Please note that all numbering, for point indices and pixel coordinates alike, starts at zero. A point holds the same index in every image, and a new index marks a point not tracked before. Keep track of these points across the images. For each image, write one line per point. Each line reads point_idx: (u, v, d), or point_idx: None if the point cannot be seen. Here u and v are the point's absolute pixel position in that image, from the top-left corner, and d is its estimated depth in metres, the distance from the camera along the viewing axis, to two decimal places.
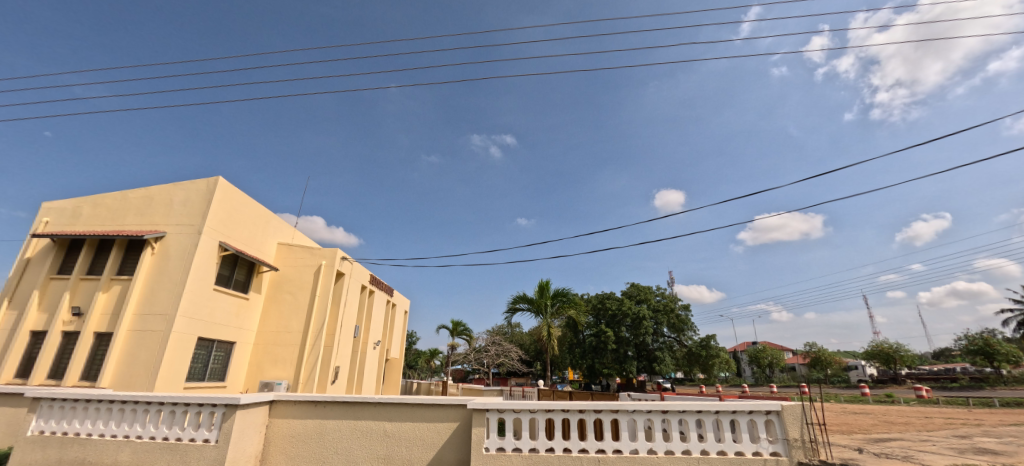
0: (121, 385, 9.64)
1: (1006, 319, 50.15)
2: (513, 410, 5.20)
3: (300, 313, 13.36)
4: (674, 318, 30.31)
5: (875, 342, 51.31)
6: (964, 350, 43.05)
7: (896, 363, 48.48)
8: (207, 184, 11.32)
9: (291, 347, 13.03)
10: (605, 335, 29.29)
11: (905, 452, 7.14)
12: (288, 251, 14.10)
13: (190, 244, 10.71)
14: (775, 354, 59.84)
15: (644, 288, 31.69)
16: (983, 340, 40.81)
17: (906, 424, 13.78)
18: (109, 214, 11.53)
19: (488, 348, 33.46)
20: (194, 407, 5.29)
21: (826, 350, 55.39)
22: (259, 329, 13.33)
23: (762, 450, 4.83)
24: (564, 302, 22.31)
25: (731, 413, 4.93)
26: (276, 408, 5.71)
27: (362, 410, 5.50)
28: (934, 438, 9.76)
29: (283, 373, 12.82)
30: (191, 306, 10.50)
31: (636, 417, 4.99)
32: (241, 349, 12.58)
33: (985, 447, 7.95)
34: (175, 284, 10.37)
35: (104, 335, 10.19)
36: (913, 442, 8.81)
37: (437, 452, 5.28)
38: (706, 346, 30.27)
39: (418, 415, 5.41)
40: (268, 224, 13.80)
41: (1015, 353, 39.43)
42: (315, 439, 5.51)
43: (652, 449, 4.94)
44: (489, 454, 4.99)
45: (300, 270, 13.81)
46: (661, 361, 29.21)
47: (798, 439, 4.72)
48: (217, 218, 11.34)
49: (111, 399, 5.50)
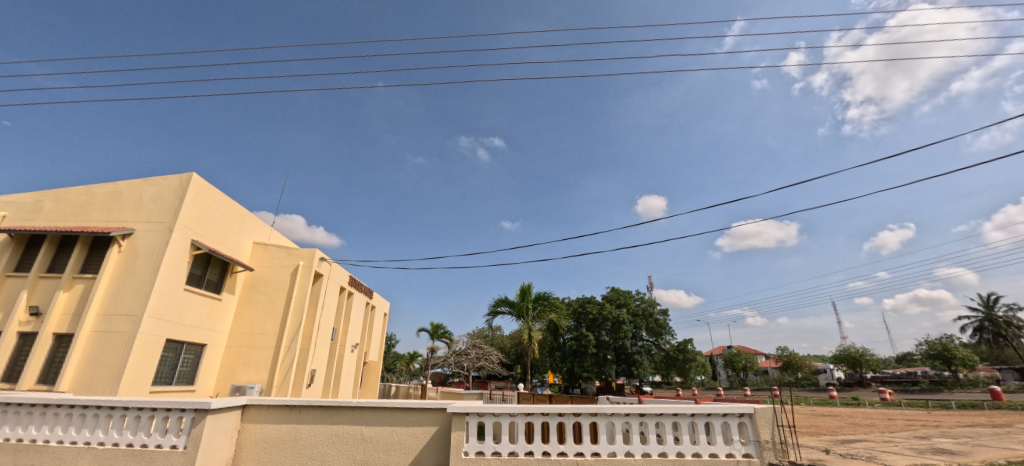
0: (81, 390, 9.19)
1: (963, 325, 52.81)
2: (493, 413, 5.19)
3: (274, 315, 13.02)
4: (653, 322, 30.82)
5: (843, 347, 53.28)
6: (925, 355, 45.19)
7: (861, 367, 50.60)
8: (180, 180, 10.94)
9: (264, 349, 12.66)
10: (585, 339, 29.50)
11: (869, 453, 7.43)
12: (264, 250, 13.72)
13: (159, 242, 10.33)
14: (749, 358, 61.32)
15: (624, 292, 32.13)
16: (941, 345, 42.92)
17: (869, 426, 14.39)
18: (73, 209, 11.02)
19: (468, 351, 33.27)
20: (162, 412, 5.09)
21: (797, 355, 57.38)
22: (232, 331, 12.92)
23: (735, 452, 4.94)
24: (545, 305, 22.35)
25: (705, 416, 5.06)
26: (248, 413, 5.55)
27: (339, 415, 5.41)
28: (895, 438, 10.17)
29: (256, 376, 12.44)
30: (159, 307, 10.11)
31: (615, 420, 5.05)
32: (212, 351, 12.18)
33: (943, 448, 8.35)
34: (142, 283, 9.98)
35: (65, 336, 9.72)
36: (876, 443, 9.17)
37: (415, 457, 5.23)
38: (683, 350, 30.67)
39: (397, 420, 5.35)
40: (243, 222, 13.39)
41: (970, 358, 41.56)
42: (289, 444, 5.37)
43: (629, 452, 4.99)
44: (468, 458, 4.95)
45: (276, 270, 13.47)
46: (640, 365, 29.63)
47: (769, 441, 4.85)
48: (190, 216, 10.98)
49: (71, 404, 5.23)
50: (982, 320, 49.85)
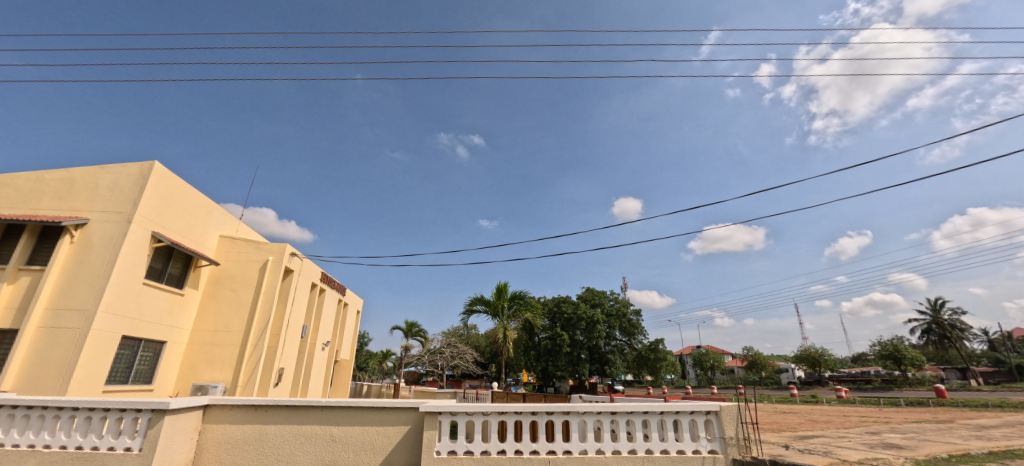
0: (26, 389, 8.62)
1: (912, 328, 56.17)
2: (466, 412, 5.17)
3: (241, 312, 12.55)
4: (626, 322, 31.41)
5: (804, 347, 55.75)
6: (878, 355, 47.82)
7: (820, 366, 53.09)
8: (140, 169, 10.39)
9: (229, 347, 12.19)
10: (560, 338, 29.76)
11: (825, 448, 7.82)
12: (231, 244, 13.20)
13: (117, 233, 9.78)
14: (717, 357, 63.27)
15: (599, 292, 32.59)
16: (893, 346, 45.50)
17: (826, 422, 15.13)
18: (20, 196, 10.31)
19: (443, 350, 33.02)
20: (116, 412, 4.83)
21: (761, 354, 59.64)
22: (194, 327, 12.38)
23: (701, 449, 5.09)
24: (520, 304, 22.43)
25: (674, 413, 5.21)
26: (210, 413, 5.33)
27: (307, 414, 5.26)
28: (849, 434, 10.73)
29: (220, 375, 11.96)
30: (115, 301, 9.58)
31: (587, 418, 5.13)
32: (172, 349, 11.64)
33: (893, 442, 8.87)
34: (97, 277, 9.43)
35: (8, 332, 9.09)
36: (832, 438, 9.66)
37: (385, 457, 5.16)
38: (654, 350, 31.38)
39: (367, 419, 5.25)
40: (208, 214, 12.83)
41: (918, 358, 44.24)
42: (254, 445, 5.20)
43: (600, 450, 5.07)
44: (441, 457, 4.91)
45: (244, 265, 12.98)
46: (613, 364, 30.15)
47: (733, 437, 5.04)
48: (151, 207, 10.45)
49: (14, 405, 4.89)
50: (930, 323, 53.08)
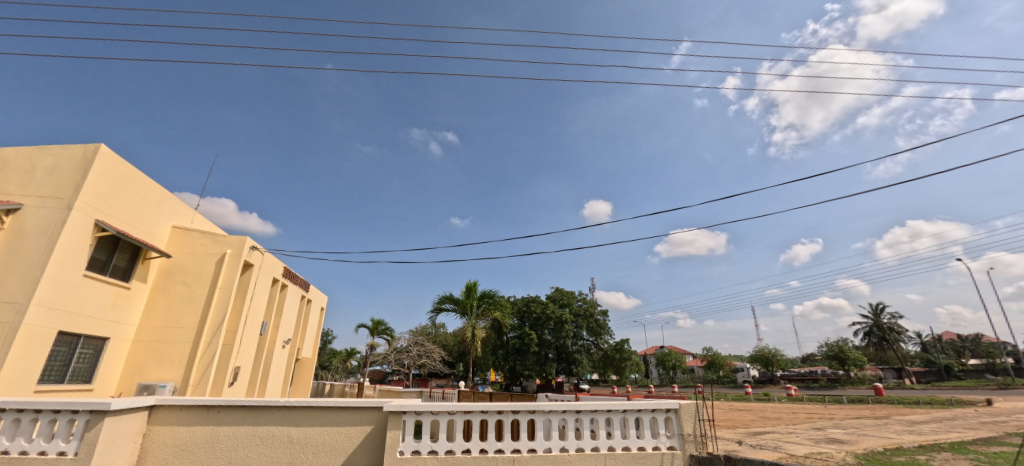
0: None
1: (855, 330, 60.18)
2: (431, 412, 5.10)
3: (194, 307, 11.89)
4: (593, 322, 32.00)
5: (759, 347, 58.59)
6: (825, 356, 50.92)
7: (773, 366, 55.97)
8: (84, 151, 9.65)
9: (180, 344, 11.52)
10: (528, 337, 29.95)
11: (775, 443, 8.26)
12: (185, 236, 12.48)
13: (55, 220, 9.05)
14: (679, 357, 65.41)
15: (568, 292, 33.02)
16: (838, 347, 48.57)
17: (776, 419, 16.01)
18: None
19: (409, 349, 32.50)
20: (49, 414, 4.47)
21: (720, 354, 62.20)
22: (142, 323, 11.63)
23: (660, 445, 5.25)
24: (490, 303, 22.42)
25: (636, 411, 5.35)
26: (157, 414, 5.03)
27: (263, 415, 5.05)
28: (797, 430, 11.39)
29: (169, 374, 11.29)
30: (51, 294, 8.86)
31: (552, 417, 5.18)
32: (116, 346, 10.89)
33: (835, 437, 9.49)
34: (30, 267, 8.69)
35: None
36: (781, 434, 10.22)
37: (346, 458, 5.02)
38: (620, 349, 32.14)
39: (328, 420, 5.10)
40: (160, 203, 12.08)
41: (860, 359, 47.44)
42: (205, 448, 4.94)
43: (564, 448, 5.14)
44: (404, 458, 4.82)
45: (198, 258, 12.29)
46: (579, 363, 30.65)
47: (691, 434, 5.25)
48: (95, 193, 9.73)
49: None
50: (871, 326, 57.01)
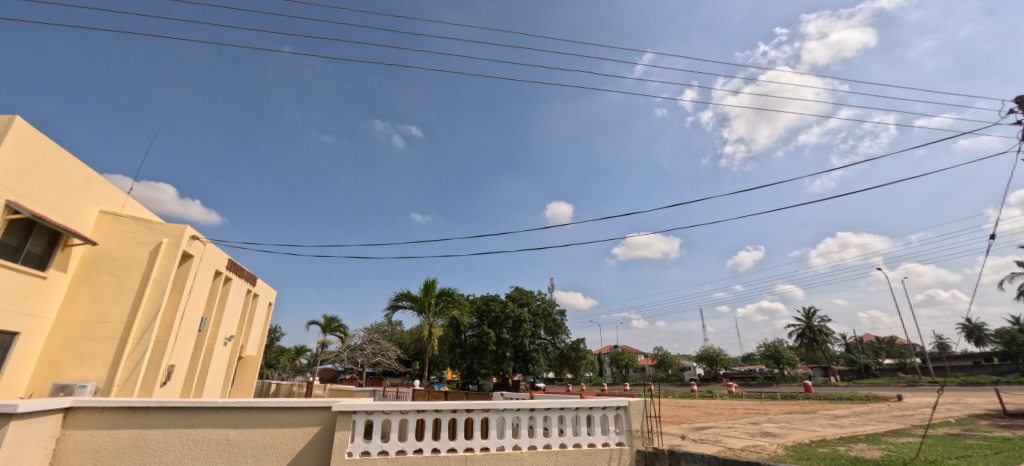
0: None
1: (790, 331, 64.92)
2: (383, 411, 4.99)
3: (123, 300, 10.92)
4: (551, 321, 32.49)
5: (705, 347, 61.83)
6: (763, 356, 54.53)
7: (716, 365, 59.24)
8: None
9: (106, 340, 10.55)
10: (486, 336, 29.94)
11: (715, 437, 8.78)
12: (115, 222, 11.43)
13: None
14: (631, 356, 67.75)
15: (527, 292, 33.31)
16: (774, 348, 52.16)
17: (718, 415, 17.00)
18: None
19: (364, 347, 31.55)
20: None
21: (669, 354, 65.03)
22: (60, 317, 10.54)
23: (610, 442, 5.43)
24: (448, 301, 22.23)
25: (588, 409, 5.50)
26: (74, 417, 4.58)
27: (199, 417, 4.72)
28: (735, 424, 12.13)
29: (91, 373, 10.32)
30: None
31: (505, 415, 5.22)
32: (28, 342, 9.81)
33: (769, 431, 10.23)
34: None
35: None
36: (722, 429, 10.86)
37: (290, 461, 4.81)
38: (576, 348, 32.84)
39: (272, 421, 4.85)
40: (86, 185, 11.00)
41: (793, 358, 51.19)
42: (131, 453, 4.56)
43: (517, 446, 5.18)
44: (352, 459, 4.68)
45: (130, 247, 11.30)
46: (536, 362, 31.02)
47: (639, 430, 5.48)
48: (7, 170, 8.71)
49: None
50: (804, 328, 61.69)
